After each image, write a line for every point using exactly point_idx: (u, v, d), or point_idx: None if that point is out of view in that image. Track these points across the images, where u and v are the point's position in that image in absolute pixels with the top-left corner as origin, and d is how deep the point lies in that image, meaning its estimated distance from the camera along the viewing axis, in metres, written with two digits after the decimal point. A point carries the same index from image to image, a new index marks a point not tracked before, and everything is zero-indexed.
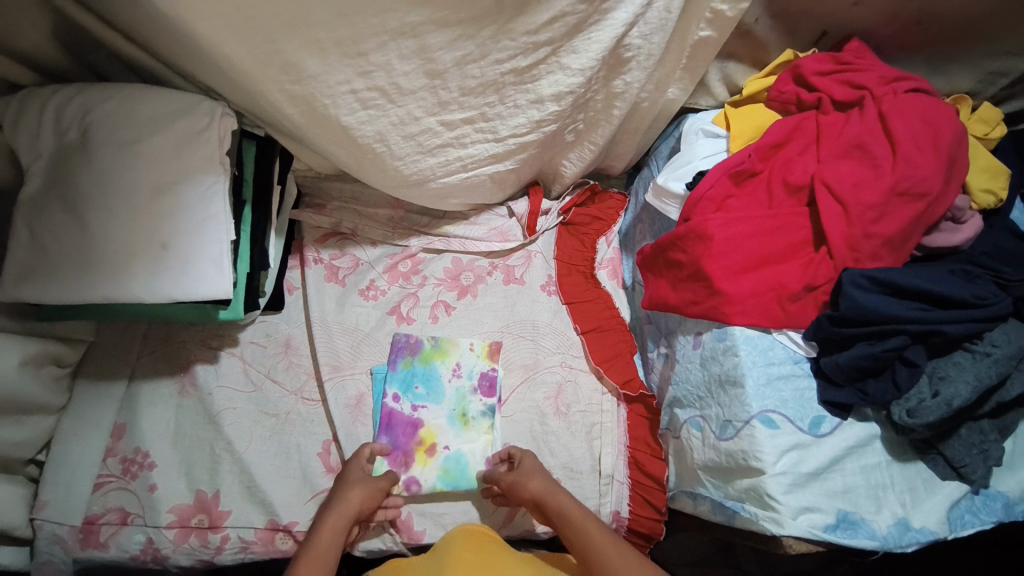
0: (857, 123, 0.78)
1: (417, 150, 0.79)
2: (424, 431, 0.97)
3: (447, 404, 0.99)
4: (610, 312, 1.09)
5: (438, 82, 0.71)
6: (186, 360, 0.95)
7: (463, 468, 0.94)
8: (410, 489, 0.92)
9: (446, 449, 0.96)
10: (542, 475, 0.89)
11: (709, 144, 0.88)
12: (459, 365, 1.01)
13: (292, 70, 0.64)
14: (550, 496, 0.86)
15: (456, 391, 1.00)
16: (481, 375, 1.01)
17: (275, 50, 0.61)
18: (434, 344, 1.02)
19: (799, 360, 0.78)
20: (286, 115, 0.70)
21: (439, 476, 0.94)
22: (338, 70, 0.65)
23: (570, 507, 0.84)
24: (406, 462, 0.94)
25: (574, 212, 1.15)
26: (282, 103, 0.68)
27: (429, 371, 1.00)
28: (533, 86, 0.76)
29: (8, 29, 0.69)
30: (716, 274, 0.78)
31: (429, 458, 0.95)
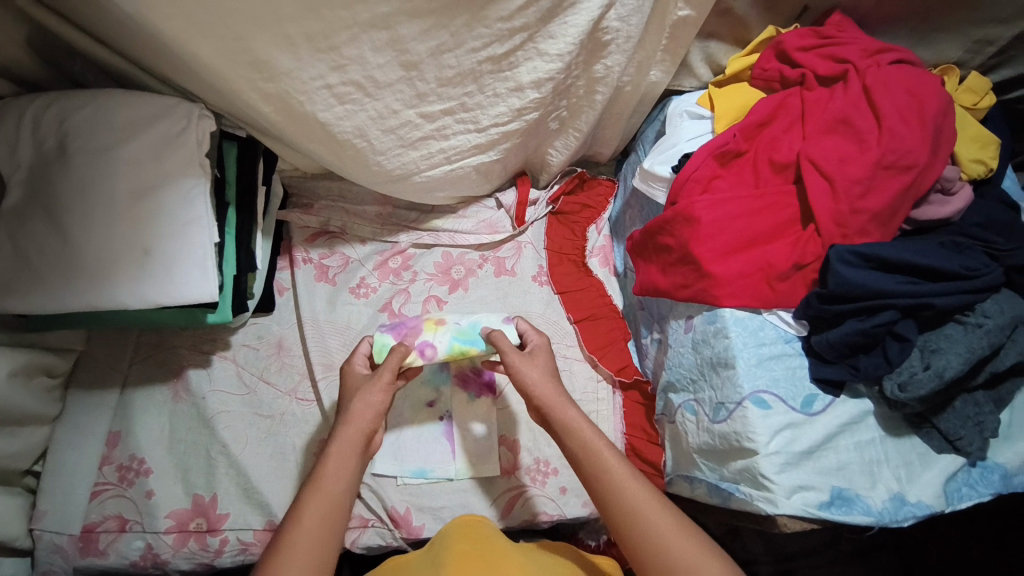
0: (841, 97, 0.77)
1: (398, 144, 0.79)
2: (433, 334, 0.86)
3: (451, 325, 0.90)
4: (603, 300, 1.08)
5: (415, 73, 0.70)
6: (178, 366, 0.95)
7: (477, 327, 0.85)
8: (424, 354, 0.81)
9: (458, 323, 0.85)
10: (551, 380, 0.76)
11: (694, 126, 0.87)
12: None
13: (263, 67, 0.63)
14: (558, 408, 0.73)
15: (460, 321, 0.91)
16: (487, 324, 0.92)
17: (244, 48, 0.60)
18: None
19: (790, 340, 0.77)
20: (261, 113, 0.70)
21: (454, 336, 0.83)
22: (311, 65, 0.64)
23: (580, 427, 0.71)
24: (413, 333, 0.82)
25: (563, 200, 1.14)
26: (256, 101, 0.67)
27: (433, 327, 0.90)
28: (511, 74, 0.75)
29: None
30: (704, 257, 0.77)
31: (439, 325, 0.84)
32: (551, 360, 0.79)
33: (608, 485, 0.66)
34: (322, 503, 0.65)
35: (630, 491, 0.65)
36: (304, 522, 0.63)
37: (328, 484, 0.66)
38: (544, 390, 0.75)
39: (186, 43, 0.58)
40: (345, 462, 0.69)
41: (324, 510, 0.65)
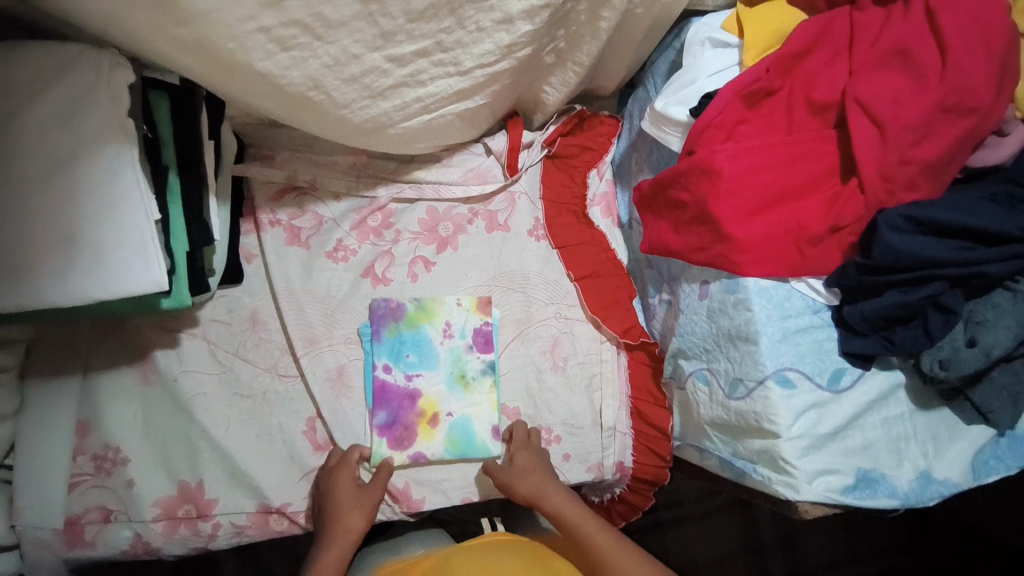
0: (898, 22, 0.63)
1: (364, 93, 0.65)
2: (423, 401, 0.90)
3: (443, 367, 0.92)
4: (606, 255, 0.99)
5: (376, 7, 0.56)
6: (144, 347, 0.87)
7: (470, 435, 0.90)
8: (417, 461, 0.88)
9: (449, 416, 0.90)
10: (536, 473, 0.85)
11: (718, 56, 0.73)
12: (449, 325, 0.93)
13: (171, 9, 0.49)
14: (542, 499, 0.83)
15: (451, 353, 0.92)
16: (475, 331, 0.93)
17: None
18: (418, 305, 0.93)
19: (819, 310, 0.70)
20: (183, 66, 0.57)
21: (446, 446, 0.89)
22: (237, 2, 0.50)
23: (569, 511, 0.82)
24: (407, 437, 0.88)
25: (560, 143, 1.01)
26: (175, 52, 0.54)
27: (418, 336, 0.92)
28: (498, 3, 0.61)
29: None
30: (724, 217, 0.67)
31: (432, 429, 0.89)
32: (535, 455, 0.87)
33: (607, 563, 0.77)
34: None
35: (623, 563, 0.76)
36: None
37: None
38: (531, 481, 0.84)
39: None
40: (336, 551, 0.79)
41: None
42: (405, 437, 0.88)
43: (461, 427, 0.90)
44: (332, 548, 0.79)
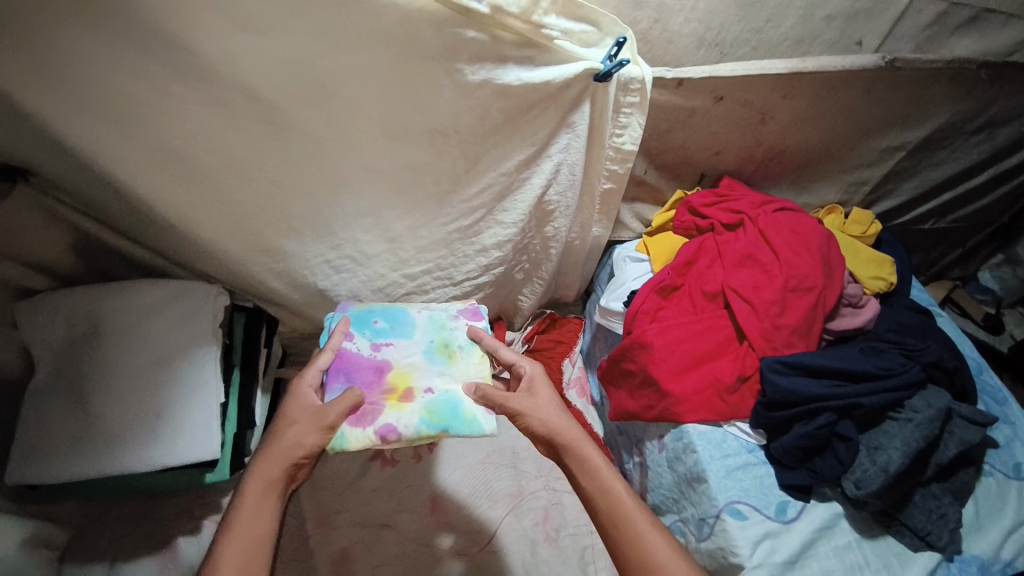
0: (743, 238, 0.92)
1: (386, 300, 0.91)
2: (394, 373, 0.78)
3: (421, 339, 0.83)
4: (584, 429, 1.15)
5: (396, 244, 0.82)
6: (168, 535, 0.96)
7: (454, 406, 0.75)
8: (387, 439, 0.71)
9: (428, 389, 0.77)
10: (564, 414, 0.74)
11: (636, 267, 1.02)
12: (428, 304, 0.88)
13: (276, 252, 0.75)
14: (575, 445, 0.71)
15: (430, 323, 0.85)
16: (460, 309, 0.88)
17: (259, 236, 0.72)
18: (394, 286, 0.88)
19: (753, 449, 0.84)
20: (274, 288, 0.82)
21: (423, 418, 0.74)
22: (315, 247, 0.77)
23: (601, 468, 0.70)
24: (374, 410, 0.73)
25: (537, 338, 1.24)
26: (270, 279, 0.80)
27: (392, 306, 0.85)
28: (477, 239, 0.89)
29: (30, 242, 0.76)
30: (661, 376, 0.87)
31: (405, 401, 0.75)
32: (553, 392, 0.77)
33: (630, 535, 0.66)
34: (253, 528, 0.62)
35: (653, 547, 0.65)
36: (240, 540, 0.61)
37: (259, 513, 0.63)
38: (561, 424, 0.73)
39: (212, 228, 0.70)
40: (273, 471, 0.66)
41: (250, 546, 0.61)
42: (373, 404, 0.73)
43: (445, 400, 0.76)
44: (271, 475, 0.66)
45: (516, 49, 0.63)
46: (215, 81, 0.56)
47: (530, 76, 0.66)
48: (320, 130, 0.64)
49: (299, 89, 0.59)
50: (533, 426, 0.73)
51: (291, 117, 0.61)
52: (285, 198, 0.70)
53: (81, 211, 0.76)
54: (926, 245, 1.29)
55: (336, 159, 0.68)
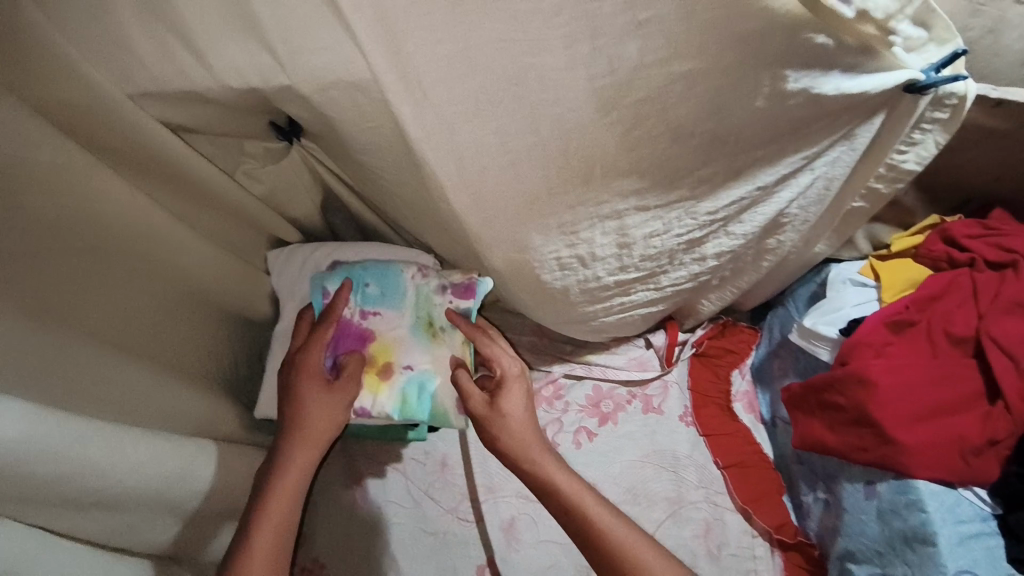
0: (1013, 282, 0.81)
1: (590, 296, 0.89)
2: (377, 346, 0.79)
3: (409, 311, 0.81)
4: (751, 448, 1.10)
5: (625, 250, 0.80)
6: (359, 474, 1.05)
7: (425, 397, 0.79)
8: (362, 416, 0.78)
9: (407, 370, 0.79)
10: (529, 425, 0.79)
11: (858, 292, 0.92)
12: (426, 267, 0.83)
13: (520, 246, 0.73)
14: (532, 458, 0.76)
15: (418, 296, 0.82)
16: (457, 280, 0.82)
17: (507, 236, 0.70)
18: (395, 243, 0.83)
19: (985, 518, 0.81)
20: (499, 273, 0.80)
21: (397, 404, 0.78)
22: (551, 245, 0.74)
23: (574, 487, 0.74)
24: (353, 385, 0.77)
25: (707, 344, 1.19)
26: (500, 266, 0.78)
27: (387, 270, 0.82)
28: (699, 249, 0.84)
29: (290, 204, 0.81)
30: (888, 422, 0.81)
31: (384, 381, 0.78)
32: (525, 401, 0.80)
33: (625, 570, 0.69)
34: (284, 509, 0.70)
35: None
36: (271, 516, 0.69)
37: (284, 496, 0.70)
38: (522, 434, 0.78)
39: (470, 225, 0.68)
40: (303, 461, 0.73)
41: (281, 522, 0.69)
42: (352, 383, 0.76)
43: (419, 387, 0.79)
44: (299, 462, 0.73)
45: (849, 55, 0.54)
46: (528, 82, 0.48)
47: (849, 86, 0.57)
48: (606, 138, 0.57)
49: (604, 98, 0.51)
50: (503, 433, 0.78)
51: (584, 130, 0.55)
52: (544, 201, 0.65)
53: (334, 173, 0.78)
54: None
55: (606, 165, 0.62)
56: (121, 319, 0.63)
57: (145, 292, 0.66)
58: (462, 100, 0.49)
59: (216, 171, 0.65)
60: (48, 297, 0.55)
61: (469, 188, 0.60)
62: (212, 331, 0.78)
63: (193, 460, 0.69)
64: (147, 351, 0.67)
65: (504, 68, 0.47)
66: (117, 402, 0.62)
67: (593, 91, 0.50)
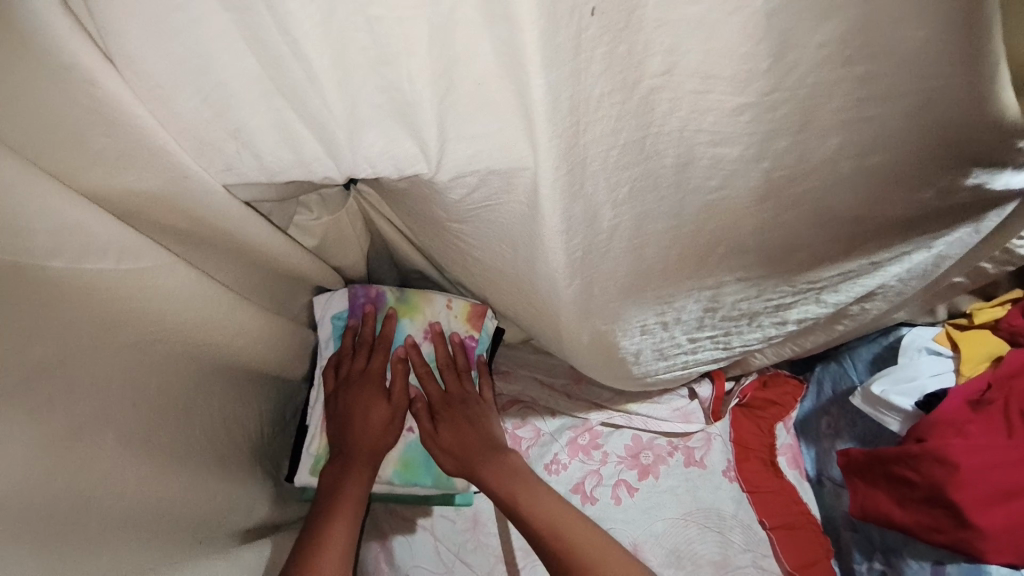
0: None
1: (659, 356, 0.81)
2: None
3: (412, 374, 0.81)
4: (797, 507, 1.06)
5: (710, 312, 0.72)
6: (385, 536, 0.94)
7: (427, 462, 0.79)
8: None
9: (410, 435, 0.79)
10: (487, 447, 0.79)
11: (933, 361, 0.90)
12: (432, 328, 0.81)
13: (610, 316, 0.63)
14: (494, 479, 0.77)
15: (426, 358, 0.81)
16: (458, 341, 0.82)
17: (602, 311, 0.61)
18: (401, 298, 0.81)
19: None
20: (574, 346, 0.73)
21: (398, 470, 0.77)
22: (640, 315, 0.67)
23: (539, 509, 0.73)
24: None
25: (752, 394, 1.14)
26: (585, 339, 0.69)
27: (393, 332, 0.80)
28: (783, 313, 0.77)
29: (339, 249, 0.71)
30: (965, 505, 0.77)
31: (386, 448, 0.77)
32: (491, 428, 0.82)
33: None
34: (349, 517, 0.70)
35: None
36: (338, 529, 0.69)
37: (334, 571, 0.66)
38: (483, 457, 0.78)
39: (564, 307, 0.59)
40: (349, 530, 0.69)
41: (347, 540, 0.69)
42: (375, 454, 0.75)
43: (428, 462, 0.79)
44: (360, 469, 0.73)
45: None
46: (691, 175, 0.41)
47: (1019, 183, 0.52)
48: (746, 222, 0.50)
49: (771, 186, 0.43)
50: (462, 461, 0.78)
51: (732, 216, 0.48)
52: (653, 277, 0.57)
53: (390, 218, 0.70)
54: None
55: (733, 244, 0.54)
56: (157, 413, 0.53)
57: (183, 373, 0.55)
58: (617, 190, 0.40)
59: (275, 239, 0.52)
60: (87, 417, 0.45)
61: (583, 274, 0.51)
62: (239, 393, 0.66)
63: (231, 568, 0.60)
64: (179, 442, 0.56)
65: (677, 154, 0.39)
66: (149, 522, 0.51)
67: (765, 183, 0.42)
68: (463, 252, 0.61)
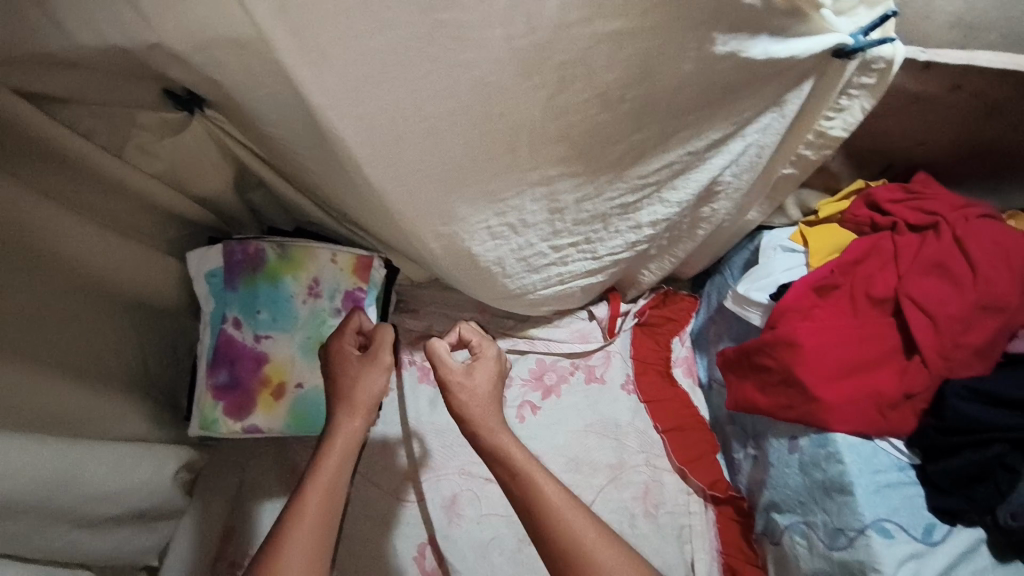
0: (933, 244, 0.81)
1: (527, 269, 0.87)
2: (271, 367, 0.79)
3: (299, 331, 0.81)
4: (688, 410, 1.13)
5: (558, 216, 0.78)
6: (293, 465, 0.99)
7: (319, 411, 0.80)
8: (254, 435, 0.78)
9: (299, 387, 0.80)
10: (489, 397, 0.80)
11: (787, 258, 0.94)
12: (316, 283, 0.82)
13: (447, 216, 0.68)
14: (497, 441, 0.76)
15: (313, 314, 0.81)
16: (346, 296, 0.83)
17: (437, 207, 0.66)
18: (282, 255, 0.82)
19: (903, 467, 0.79)
20: (428, 250, 0.77)
21: (288, 421, 0.78)
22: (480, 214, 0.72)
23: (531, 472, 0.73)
24: (248, 405, 0.78)
25: (650, 313, 1.20)
26: (431, 241, 0.74)
27: (276, 290, 0.81)
28: (633, 216, 0.83)
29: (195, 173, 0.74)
30: (809, 381, 0.81)
31: (275, 402, 0.78)
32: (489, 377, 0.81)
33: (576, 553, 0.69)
34: (337, 459, 0.70)
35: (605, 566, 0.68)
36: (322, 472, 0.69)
37: (314, 511, 0.67)
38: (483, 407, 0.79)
39: (392, 205, 0.64)
40: (335, 472, 0.70)
41: (329, 486, 0.69)
42: (244, 404, 0.78)
43: (310, 403, 0.79)
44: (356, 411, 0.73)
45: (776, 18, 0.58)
46: (439, 40, 0.47)
47: (776, 50, 0.61)
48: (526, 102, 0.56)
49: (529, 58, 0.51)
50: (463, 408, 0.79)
51: (509, 92, 0.54)
52: (468, 170, 0.62)
53: (244, 143, 0.72)
54: None
55: (534, 132, 0.60)
56: None
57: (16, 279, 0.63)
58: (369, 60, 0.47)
59: (67, 132, 0.60)
60: None
61: (388, 161, 0.57)
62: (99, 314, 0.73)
63: (79, 455, 0.65)
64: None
65: None
66: None
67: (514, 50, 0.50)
68: (301, 163, 0.66)
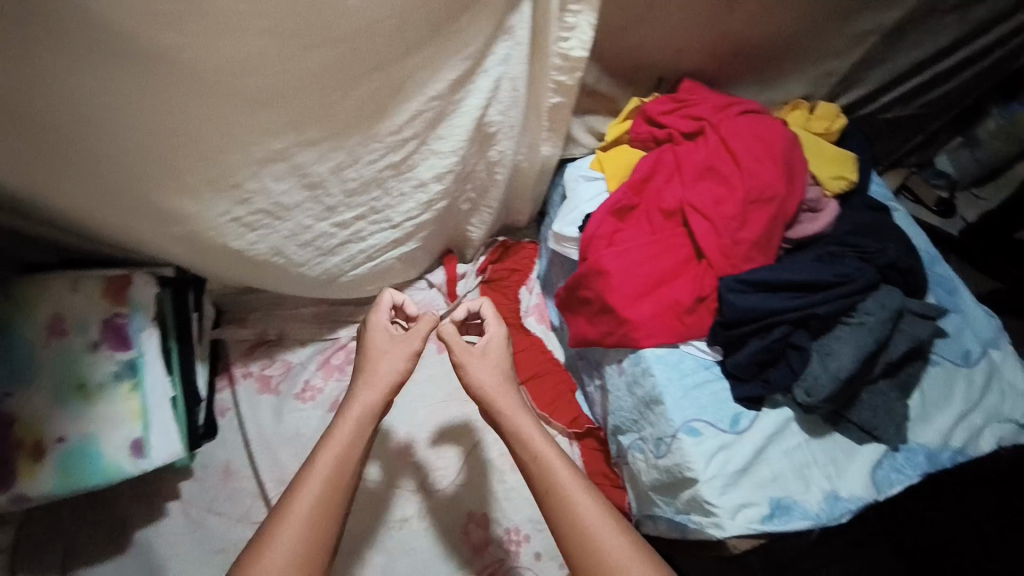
0: (702, 149, 0.84)
1: (317, 253, 0.80)
2: (20, 426, 0.71)
3: (50, 379, 0.73)
4: (544, 356, 1.13)
5: (320, 191, 0.71)
6: (126, 516, 0.90)
7: (92, 458, 0.72)
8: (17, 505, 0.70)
9: (62, 440, 0.72)
10: (500, 377, 0.73)
11: (590, 187, 0.93)
12: (61, 322, 0.75)
13: (171, 217, 0.63)
14: (505, 417, 0.70)
15: (63, 355, 0.74)
16: (102, 326, 0.76)
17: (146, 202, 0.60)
18: (12, 302, 0.74)
19: (709, 365, 0.82)
20: (177, 255, 0.70)
21: (55, 479, 0.70)
22: (216, 203, 0.65)
23: (539, 447, 0.67)
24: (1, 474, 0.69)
25: (491, 269, 1.19)
26: (170, 246, 0.67)
27: (13, 342, 0.73)
28: (413, 174, 0.78)
29: None
30: (617, 305, 0.82)
31: (34, 463, 0.70)
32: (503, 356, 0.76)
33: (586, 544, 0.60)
34: (339, 449, 0.65)
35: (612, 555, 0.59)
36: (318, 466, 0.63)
37: (304, 512, 0.60)
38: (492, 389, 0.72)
39: None
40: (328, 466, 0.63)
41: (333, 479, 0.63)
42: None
43: (78, 455, 0.72)
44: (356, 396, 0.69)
45: None
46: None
47: None
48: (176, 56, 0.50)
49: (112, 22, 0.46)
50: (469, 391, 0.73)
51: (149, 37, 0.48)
52: None
53: None
54: (893, 134, 1.22)
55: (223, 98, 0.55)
56: None
57: None
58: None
59: None
60: None
61: None
62: None
63: None
64: None
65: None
66: None
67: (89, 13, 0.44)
68: None
